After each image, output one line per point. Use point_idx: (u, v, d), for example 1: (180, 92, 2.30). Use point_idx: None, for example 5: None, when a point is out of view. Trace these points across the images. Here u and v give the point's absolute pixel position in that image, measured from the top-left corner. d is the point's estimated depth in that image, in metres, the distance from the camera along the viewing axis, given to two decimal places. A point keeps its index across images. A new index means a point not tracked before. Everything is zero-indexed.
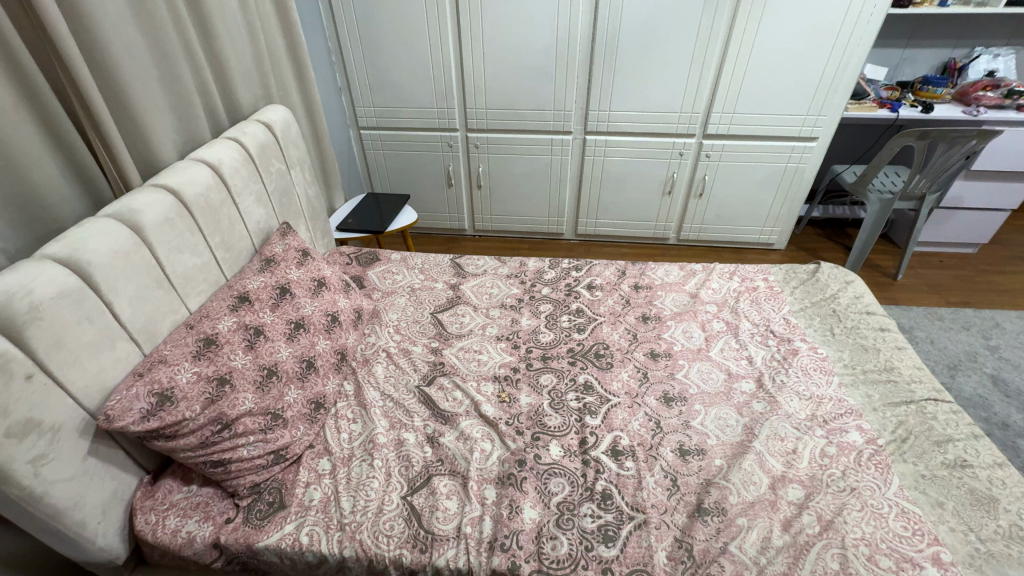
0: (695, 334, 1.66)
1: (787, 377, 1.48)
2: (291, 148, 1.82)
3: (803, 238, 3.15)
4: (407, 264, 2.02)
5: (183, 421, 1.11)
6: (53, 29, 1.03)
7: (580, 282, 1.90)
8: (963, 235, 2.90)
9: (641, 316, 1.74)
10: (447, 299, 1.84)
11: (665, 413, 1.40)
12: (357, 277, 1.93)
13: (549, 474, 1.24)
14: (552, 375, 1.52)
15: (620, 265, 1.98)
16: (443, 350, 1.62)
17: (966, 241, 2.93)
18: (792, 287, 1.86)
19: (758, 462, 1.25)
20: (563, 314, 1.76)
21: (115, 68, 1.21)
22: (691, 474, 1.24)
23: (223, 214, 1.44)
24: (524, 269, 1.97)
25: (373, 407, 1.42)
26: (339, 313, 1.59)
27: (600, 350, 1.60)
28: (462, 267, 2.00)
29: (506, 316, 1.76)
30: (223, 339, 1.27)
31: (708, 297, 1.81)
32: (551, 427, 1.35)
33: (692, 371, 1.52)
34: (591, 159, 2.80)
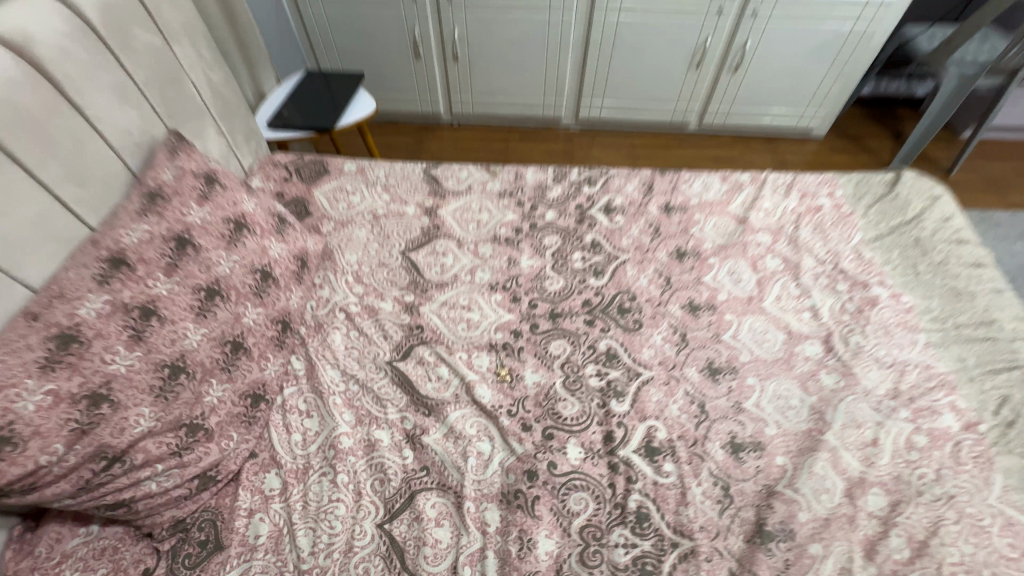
0: (746, 278, 1.29)
1: (864, 339, 1.16)
2: (167, 10, 1.19)
3: (845, 123, 2.64)
4: (366, 179, 1.53)
5: (42, 469, 0.75)
6: None
7: (595, 203, 1.46)
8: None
9: (676, 251, 1.34)
10: (423, 231, 1.41)
11: (711, 391, 1.10)
12: (300, 201, 1.45)
13: (568, 489, 0.96)
14: (565, 342, 1.17)
15: (645, 176, 1.52)
16: (420, 308, 1.24)
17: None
18: (866, 204, 1.45)
19: (831, 462, 0.98)
20: (574, 250, 1.35)
21: None
22: (747, 480, 0.98)
23: (54, 129, 0.91)
24: (521, 185, 1.51)
25: (332, 396, 1.08)
26: (274, 266, 1.16)
27: (625, 302, 1.24)
28: (440, 182, 1.52)
29: (500, 256, 1.35)
30: (91, 333, 0.85)
31: (759, 223, 1.40)
32: (567, 420, 1.05)
33: (743, 332, 1.19)
34: (603, 18, 2.14)
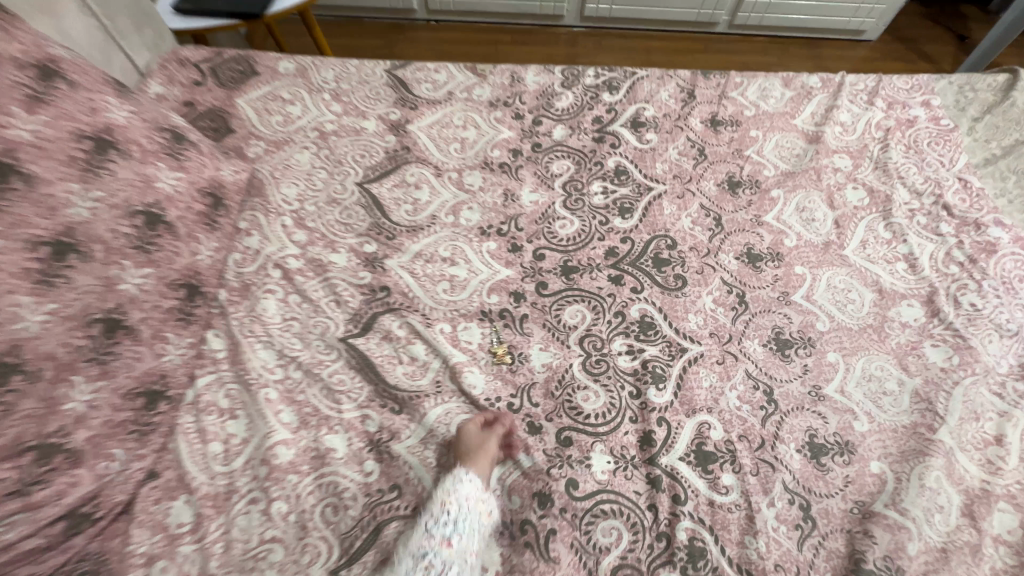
0: (820, 217, 0.97)
1: (979, 300, 0.87)
2: None
3: (900, 24, 2.20)
4: (308, 83, 1.13)
5: None
6: None
7: (618, 116, 1.09)
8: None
9: (727, 181, 1.01)
10: (387, 155, 1.04)
11: (780, 373, 0.82)
12: (217, 114, 1.06)
13: (594, 516, 0.70)
14: (583, 308, 0.86)
15: (684, 78, 1.14)
16: (385, 262, 0.91)
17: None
18: (972, 117, 1.10)
19: (946, 471, 0.73)
20: (592, 179, 1.01)
21: None
22: (833, 496, 0.72)
23: None
24: (518, 92, 1.13)
25: (263, 389, 0.78)
26: (168, 207, 0.80)
27: (662, 250, 0.92)
28: (409, 89, 1.13)
29: (493, 188, 1.00)
30: None
31: (835, 142, 1.06)
32: (589, 417, 0.77)
33: (819, 290, 0.89)
34: None
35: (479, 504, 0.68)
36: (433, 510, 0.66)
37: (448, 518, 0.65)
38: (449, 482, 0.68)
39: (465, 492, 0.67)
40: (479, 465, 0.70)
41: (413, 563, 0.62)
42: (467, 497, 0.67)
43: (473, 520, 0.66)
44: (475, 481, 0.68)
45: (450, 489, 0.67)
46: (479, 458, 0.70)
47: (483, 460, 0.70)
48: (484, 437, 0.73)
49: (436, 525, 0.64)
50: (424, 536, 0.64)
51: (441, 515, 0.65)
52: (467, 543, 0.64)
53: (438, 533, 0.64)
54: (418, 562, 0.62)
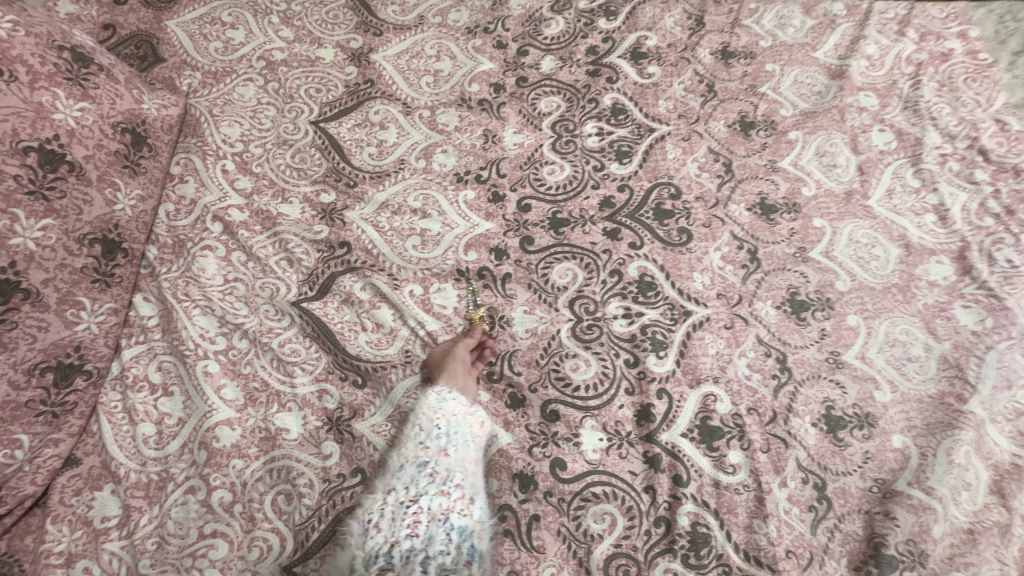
0: (842, 163, 0.86)
1: (1016, 255, 0.78)
2: None
3: None
4: (254, 3, 0.96)
5: None
6: None
7: (616, 46, 0.95)
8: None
9: (740, 121, 0.88)
10: (347, 89, 0.90)
11: (794, 338, 0.72)
12: (143, 39, 0.89)
13: (584, 500, 0.61)
14: (573, 265, 0.76)
15: (692, 2, 0.99)
16: (344, 214, 0.78)
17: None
18: (1012, 52, 0.98)
19: (975, 445, 0.65)
20: (586, 118, 0.88)
21: None
22: (851, 474, 0.64)
23: None
24: (501, 16, 0.97)
25: (201, 361, 0.67)
26: (71, 144, 0.66)
27: (664, 200, 0.81)
28: (373, 11, 0.97)
29: (471, 129, 0.87)
30: None
31: (862, 77, 0.93)
32: (579, 389, 0.67)
33: (840, 245, 0.79)
34: None
35: (471, 415, 0.63)
36: (420, 426, 0.61)
37: (440, 430, 0.60)
38: (431, 397, 0.63)
39: (454, 404, 0.63)
40: (453, 375, 0.65)
41: (414, 472, 0.57)
42: (455, 411, 0.62)
43: (468, 430, 0.62)
44: (458, 396, 0.63)
45: (436, 403, 0.62)
46: (451, 368, 0.65)
47: (456, 370, 0.65)
48: (451, 347, 0.68)
49: (429, 438, 0.59)
50: (418, 448, 0.59)
51: (432, 427, 0.60)
52: (466, 453, 0.60)
53: (433, 443, 0.59)
54: (418, 471, 0.57)
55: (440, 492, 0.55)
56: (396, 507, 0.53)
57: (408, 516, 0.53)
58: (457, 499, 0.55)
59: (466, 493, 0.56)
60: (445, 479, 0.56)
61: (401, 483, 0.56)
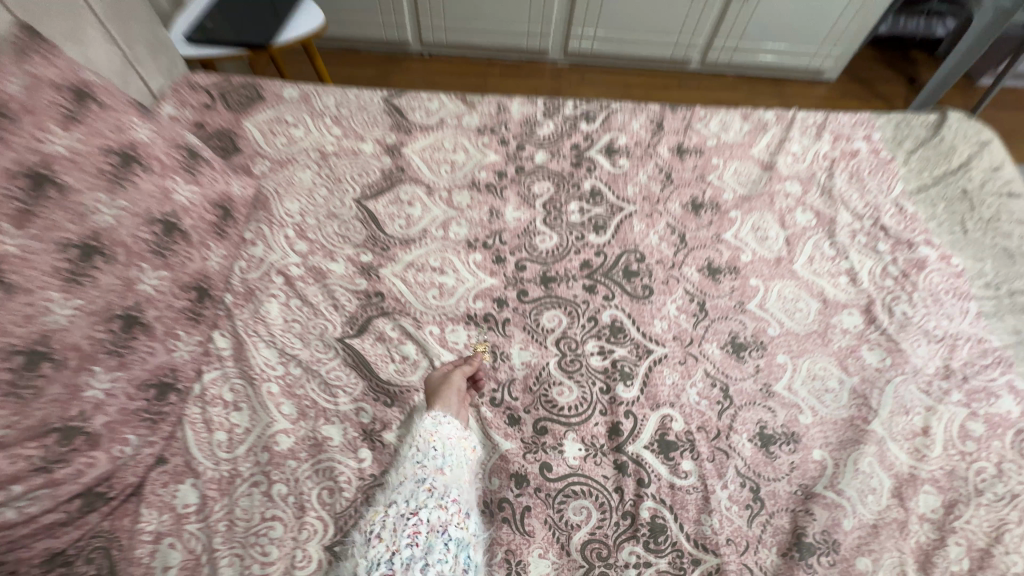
0: (773, 235, 1.08)
1: (910, 309, 0.98)
2: None
3: (858, 65, 2.39)
4: (311, 108, 1.23)
5: None
6: None
7: (594, 143, 1.21)
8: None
9: (691, 202, 1.12)
10: (383, 175, 1.14)
11: (735, 372, 0.91)
12: (226, 134, 1.15)
13: (566, 496, 0.77)
14: (560, 313, 0.95)
15: (653, 111, 1.26)
16: (379, 270, 1.00)
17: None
18: (907, 151, 1.24)
19: (878, 456, 0.82)
20: (570, 199, 1.11)
21: None
22: (780, 480, 0.81)
23: None
24: (504, 120, 1.24)
25: (266, 382, 0.85)
26: (183, 216, 0.88)
27: (632, 263, 1.02)
28: (404, 115, 1.24)
29: (480, 206, 1.10)
30: None
31: (787, 170, 1.18)
32: (563, 409, 0.85)
33: (771, 300, 1.00)
34: None
35: (463, 439, 0.75)
36: (418, 447, 0.73)
37: (436, 452, 0.72)
38: (428, 421, 0.75)
39: (448, 429, 0.75)
40: (448, 401, 0.80)
41: (413, 488, 0.68)
42: (449, 434, 0.74)
43: (461, 452, 0.74)
44: (452, 420, 0.76)
45: (432, 428, 0.74)
46: (447, 395, 0.80)
47: (451, 397, 0.80)
48: (448, 374, 0.83)
49: (426, 458, 0.71)
50: (416, 467, 0.70)
51: (428, 449, 0.72)
52: (458, 473, 0.72)
53: (430, 464, 0.71)
54: (417, 487, 0.68)
55: (438, 506, 0.66)
56: (397, 518, 0.64)
57: (408, 527, 0.63)
58: (453, 514, 0.66)
59: (460, 508, 0.67)
60: (442, 494, 0.67)
61: (402, 497, 0.66)
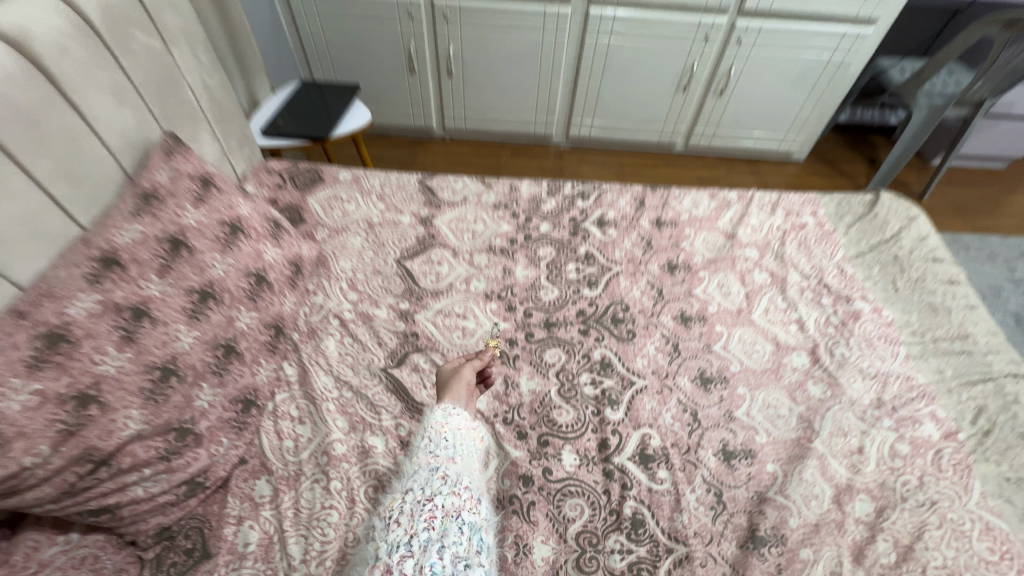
0: (734, 291, 1.32)
1: (848, 351, 1.20)
2: (167, 14, 1.19)
3: (824, 147, 2.73)
4: (361, 187, 1.54)
5: (24, 472, 0.73)
6: None
7: (588, 217, 1.49)
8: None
9: (667, 264, 1.37)
10: (417, 240, 1.41)
11: (703, 400, 1.11)
12: (295, 207, 1.44)
13: (563, 495, 0.96)
14: (559, 351, 1.18)
15: (637, 191, 1.55)
16: (415, 315, 1.24)
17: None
18: (847, 224, 1.50)
19: (819, 469, 1.01)
20: (568, 261, 1.37)
21: None
22: (739, 486, 0.99)
23: (51, 127, 0.89)
24: (516, 198, 1.53)
25: (325, 401, 1.07)
26: (269, 271, 1.15)
27: (618, 312, 1.26)
28: (435, 193, 1.54)
29: (495, 265, 1.36)
30: (80, 332, 0.83)
31: (747, 239, 1.44)
32: (562, 426, 1.05)
33: (733, 343, 1.22)
34: (593, 41, 2.20)
35: (471, 429, 0.92)
36: (430, 437, 0.89)
37: (447, 443, 0.88)
38: (438, 412, 0.93)
39: (458, 419, 0.93)
40: (456, 394, 1.00)
41: (428, 476, 0.82)
42: (459, 424, 0.92)
43: (468, 443, 0.90)
44: (462, 412, 0.94)
45: (442, 417, 0.92)
46: (456, 388, 1.01)
47: (460, 390, 1.01)
48: (459, 369, 1.05)
49: (439, 449, 0.87)
50: (430, 457, 0.86)
51: (439, 441, 0.88)
52: (469, 460, 0.88)
53: (442, 453, 0.86)
54: (432, 476, 0.82)
55: (451, 492, 0.79)
56: (414, 504, 0.77)
57: (425, 512, 0.76)
58: (466, 500, 0.80)
59: (472, 495, 0.81)
60: (455, 482, 0.81)
61: (419, 485, 0.80)
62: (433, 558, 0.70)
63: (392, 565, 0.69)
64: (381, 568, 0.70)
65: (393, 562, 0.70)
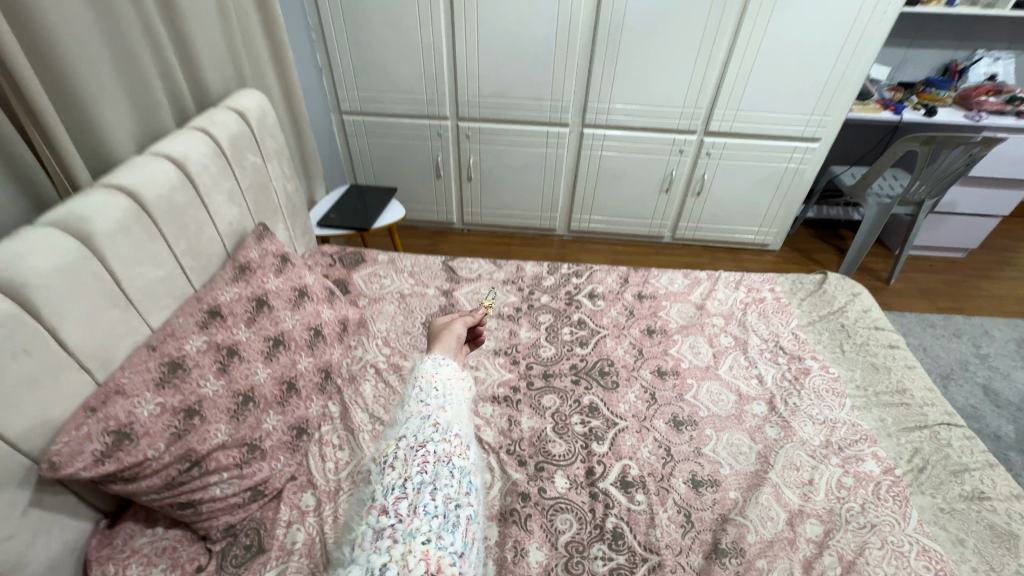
0: (704, 350, 1.58)
1: (800, 400, 1.42)
2: (267, 140, 1.63)
3: (797, 239, 3.09)
4: (396, 267, 1.88)
5: (145, 462, 0.97)
6: None
7: (581, 291, 1.79)
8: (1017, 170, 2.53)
9: (647, 329, 1.64)
10: (440, 308, 1.72)
11: (675, 438, 1.32)
12: (342, 281, 1.78)
13: (555, 510, 1.15)
14: (555, 397, 1.42)
15: (622, 271, 1.87)
16: None
17: (1006, 178, 2.57)
18: (800, 298, 1.78)
19: (774, 495, 1.19)
20: (564, 325, 1.66)
21: (63, 59, 1.03)
22: (705, 509, 1.17)
23: (189, 217, 1.26)
24: (522, 275, 1.86)
25: (362, 432, 1.31)
26: (324, 326, 1.45)
27: (605, 367, 1.51)
28: (455, 271, 1.88)
29: (503, 327, 1.64)
30: (191, 362, 1.12)
31: (714, 309, 1.72)
32: (556, 456, 1.26)
33: (702, 393, 1.44)
34: (588, 153, 2.67)
35: (459, 378, 1.12)
36: (421, 388, 1.06)
37: (436, 392, 1.05)
38: (428, 361, 1.14)
39: (447, 369, 1.12)
40: (445, 345, 1.24)
41: (419, 424, 0.98)
42: (449, 375, 1.11)
43: (456, 388, 1.09)
44: (452, 364, 1.14)
45: (433, 367, 1.11)
46: (446, 342, 1.25)
47: (450, 343, 1.25)
48: (451, 324, 1.30)
49: (429, 399, 1.04)
50: (421, 405, 1.02)
51: (429, 390, 1.05)
52: (458, 410, 1.05)
53: (432, 402, 1.03)
54: (423, 423, 0.98)
55: (442, 439, 0.96)
56: (407, 450, 0.92)
57: (418, 458, 0.91)
58: (456, 447, 0.96)
59: (461, 442, 0.97)
60: (445, 430, 0.98)
61: (411, 433, 0.96)
62: (427, 500, 0.85)
63: (387, 506, 0.84)
64: (377, 508, 0.84)
65: (389, 503, 0.84)
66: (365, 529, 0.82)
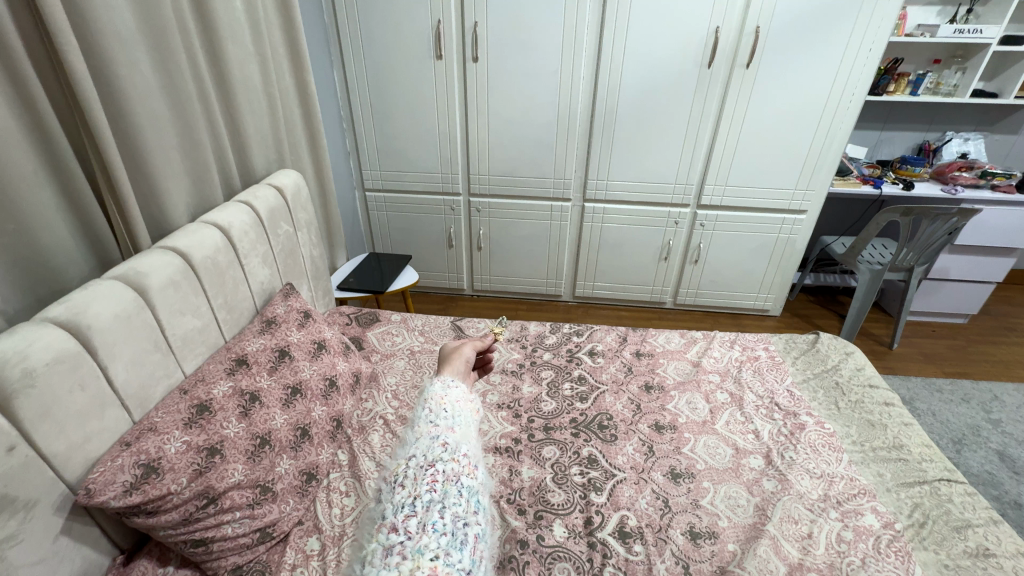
0: (700, 406, 1.63)
1: (796, 455, 1.44)
2: (300, 212, 1.85)
3: (797, 305, 3.17)
4: (407, 326, 2.01)
5: (167, 495, 1.04)
6: (91, 117, 1.07)
7: (582, 349, 1.89)
8: (1001, 239, 2.65)
9: (644, 385, 1.71)
10: None
11: (673, 490, 1.35)
12: (357, 338, 1.90)
13: (552, 558, 1.17)
14: (555, 448, 1.47)
15: (621, 331, 1.97)
16: None
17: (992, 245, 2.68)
18: (794, 357, 1.85)
19: (773, 548, 1.19)
20: (564, 381, 1.73)
21: (144, 146, 1.25)
22: (704, 560, 1.17)
23: (228, 276, 1.43)
24: (525, 334, 1.97)
25: (368, 479, 1.36)
26: (338, 377, 1.55)
27: (604, 420, 1.57)
28: (463, 330, 2.00)
29: (507, 382, 1.73)
30: (217, 406, 1.21)
31: (710, 366, 1.79)
32: (554, 505, 1.29)
33: (699, 446, 1.48)
34: (590, 224, 2.88)
35: (467, 400, 1.23)
36: (430, 408, 1.16)
37: (445, 412, 1.15)
38: (436, 384, 1.25)
39: (455, 392, 1.23)
40: (454, 368, 1.34)
41: (428, 444, 1.06)
42: (457, 397, 1.21)
43: (464, 410, 1.19)
44: (460, 385, 1.26)
45: (442, 390, 1.22)
46: (455, 365, 1.34)
47: (458, 364, 1.35)
48: (460, 347, 1.42)
49: (438, 419, 1.13)
50: (430, 426, 1.11)
51: (439, 411, 1.15)
52: (466, 430, 1.14)
53: (442, 422, 1.12)
54: (432, 443, 1.06)
55: (451, 458, 1.04)
56: (417, 470, 1.00)
57: (428, 477, 0.98)
58: (465, 466, 1.04)
59: (470, 463, 1.05)
60: (454, 451, 1.06)
61: (420, 452, 1.04)
62: (435, 518, 0.91)
63: (396, 524, 0.90)
64: (387, 526, 0.91)
65: (398, 521, 0.91)
66: (376, 546, 0.88)
